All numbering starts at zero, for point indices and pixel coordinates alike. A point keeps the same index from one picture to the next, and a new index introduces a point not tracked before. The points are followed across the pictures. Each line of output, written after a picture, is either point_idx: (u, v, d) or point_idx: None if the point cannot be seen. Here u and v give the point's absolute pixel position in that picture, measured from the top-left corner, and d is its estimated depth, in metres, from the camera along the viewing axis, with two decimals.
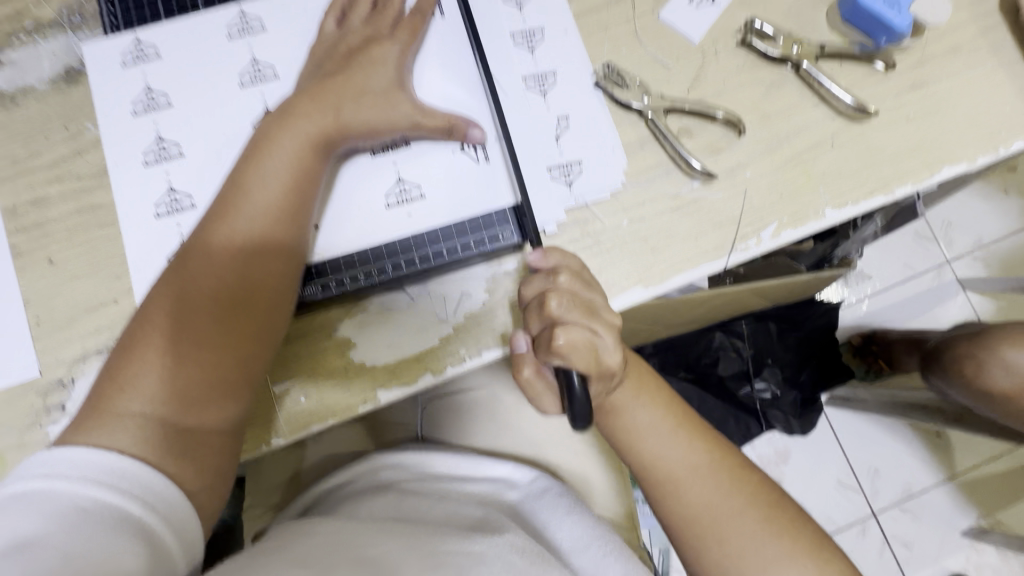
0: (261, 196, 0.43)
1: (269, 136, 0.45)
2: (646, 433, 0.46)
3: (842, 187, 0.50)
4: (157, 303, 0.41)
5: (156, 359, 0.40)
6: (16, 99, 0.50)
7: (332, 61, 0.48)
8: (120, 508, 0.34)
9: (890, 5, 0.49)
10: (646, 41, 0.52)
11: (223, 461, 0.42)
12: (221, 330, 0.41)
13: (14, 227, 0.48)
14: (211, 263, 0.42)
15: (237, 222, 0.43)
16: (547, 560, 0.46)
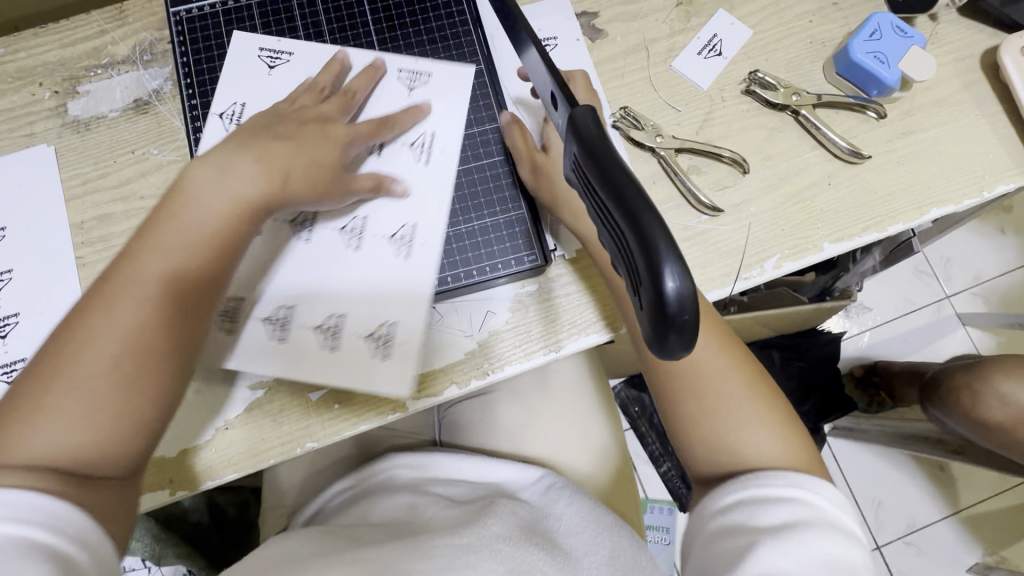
0: (188, 233, 0.43)
1: (190, 173, 0.45)
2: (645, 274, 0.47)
3: (839, 223, 0.55)
4: (72, 335, 0.38)
5: (55, 397, 0.37)
6: (89, 125, 0.55)
7: (283, 124, 0.50)
8: (22, 536, 0.32)
9: (880, 62, 0.54)
10: (659, 87, 0.57)
11: (120, 499, 0.39)
12: (131, 365, 0.38)
13: (80, 240, 0.53)
14: (121, 298, 0.39)
15: (154, 259, 0.41)
16: (535, 543, 0.49)
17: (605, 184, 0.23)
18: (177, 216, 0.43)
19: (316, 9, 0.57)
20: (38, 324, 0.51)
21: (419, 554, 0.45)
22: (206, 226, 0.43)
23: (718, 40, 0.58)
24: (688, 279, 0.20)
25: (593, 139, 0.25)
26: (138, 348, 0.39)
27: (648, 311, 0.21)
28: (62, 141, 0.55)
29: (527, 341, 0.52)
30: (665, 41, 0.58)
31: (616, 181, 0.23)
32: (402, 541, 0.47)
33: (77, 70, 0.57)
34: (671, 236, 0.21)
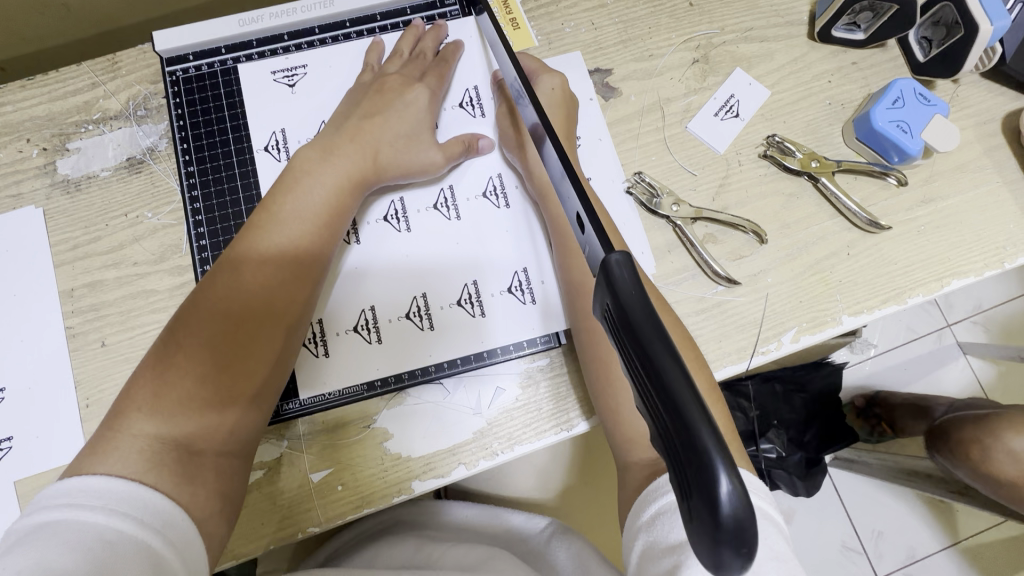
0: (292, 224, 0.45)
1: (306, 165, 0.47)
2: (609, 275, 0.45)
3: (858, 294, 0.53)
4: (184, 321, 0.41)
5: (178, 376, 0.40)
6: (80, 186, 0.53)
7: (368, 100, 0.51)
8: (142, 542, 0.33)
9: (903, 131, 0.52)
10: (674, 150, 0.55)
11: (231, 489, 0.41)
12: (237, 354, 0.41)
13: (69, 309, 0.51)
14: (237, 282, 0.43)
15: (267, 248, 0.44)
16: None
17: (653, 368, 0.21)
18: (283, 203, 0.45)
19: (312, 27, 0.55)
20: (25, 399, 0.49)
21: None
22: (313, 215, 0.46)
23: (735, 101, 0.56)
24: (742, 484, 0.19)
25: (630, 302, 0.23)
26: (235, 340, 0.41)
27: (697, 511, 0.19)
28: (51, 202, 0.52)
29: (538, 420, 0.50)
30: (681, 101, 0.56)
31: (658, 369, 0.21)
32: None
33: (67, 126, 0.54)
34: (719, 435, 0.20)
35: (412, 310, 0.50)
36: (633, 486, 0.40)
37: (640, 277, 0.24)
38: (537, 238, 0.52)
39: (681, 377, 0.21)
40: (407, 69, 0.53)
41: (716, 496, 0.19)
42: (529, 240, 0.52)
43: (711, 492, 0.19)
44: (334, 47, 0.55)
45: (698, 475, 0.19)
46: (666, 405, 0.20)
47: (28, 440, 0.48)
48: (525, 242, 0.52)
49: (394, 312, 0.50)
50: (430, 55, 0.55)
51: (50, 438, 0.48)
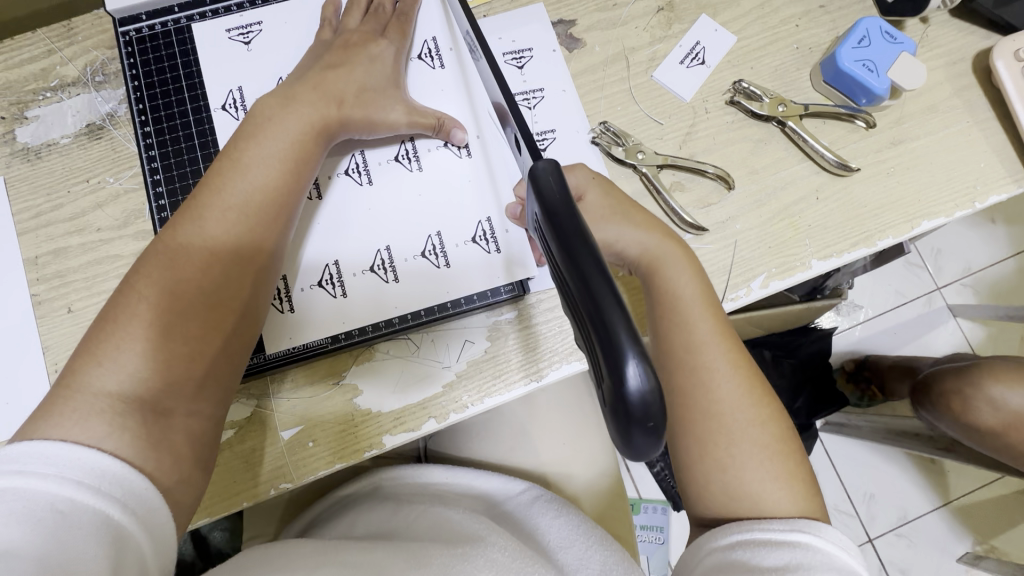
0: (253, 176, 0.44)
1: (264, 118, 0.46)
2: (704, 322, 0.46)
3: (827, 239, 0.53)
4: (144, 276, 0.40)
5: (140, 330, 0.39)
6: (40, 153, 0.52)
7: (330, 56, 0.50)
8: (99, 513, 0.33)
9: (869, 70, 0.52)
10: (640, 99, 0.55)
11: (199, 449, 0.41)
12: (202, 308, 0.41)
13: (34, 277, 0.50)
14: (201, 237, 0.42)
15: (228, 201, 0.43)
16: (530, 557, 0.49)
17: (577, 270, 0.22)
18: (243, 156, 0.44)
19: None
20: None
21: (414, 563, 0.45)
22: (275, 166, 0.45)
23: (701, 48, 0.56)
24: (651, 373, 0.20)
25: (556, 208, 0.24)
26: (202, 295, 0.41)
27: (612, 400, 0.21)
28: (12, 171, 0.52)
29: (507, 372, 0.50)
30: (646, 50, 0.56)
31: (580, 268, 0.22)
32: (393, 551, 0.47)
33: (25, 94, 0.53)
34: (633, 327, 0.21)
35: (376, 264, 0.50)
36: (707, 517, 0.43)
37: (565, 185, 0.25)
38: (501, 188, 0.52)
39: (599, 273, 0.22)
40: (367, 23, 0.52)
41: (626, 383, 0.20)
42: (493, 189, 0.51)
43: (622, 379, 0.20)
44: (291, 3, 0.54)
45: (612, 364, 0.20)
46: (585, 300, 0.22)
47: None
48: (489, 190, 0.51)
49: (359, 266, 0.50)
50: (389, 8, 0.54)
51: (20, 404, 0.48)
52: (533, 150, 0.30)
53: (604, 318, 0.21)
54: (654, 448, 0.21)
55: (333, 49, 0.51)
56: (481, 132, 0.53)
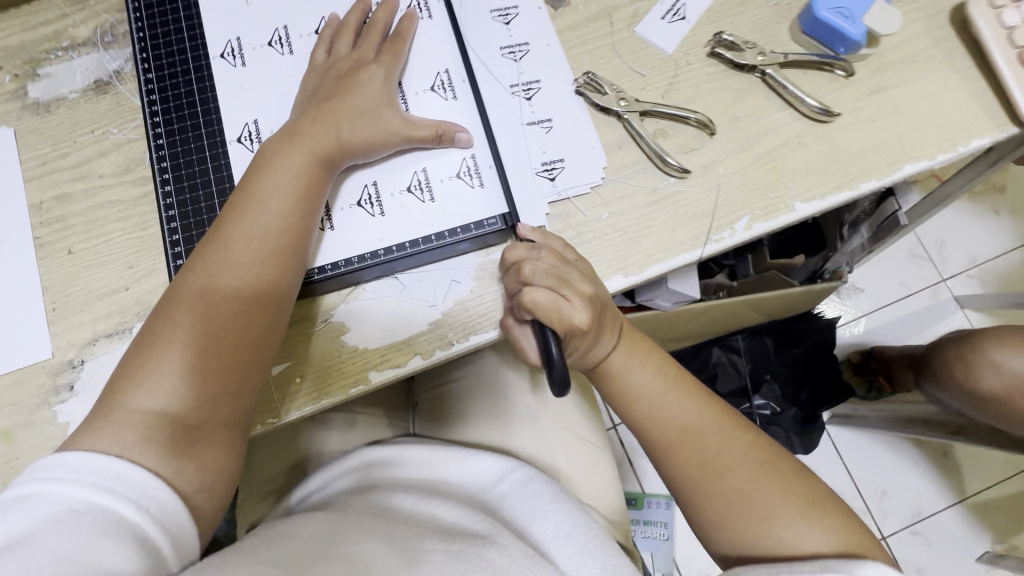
0: (268, 205, 0.46)
1: (275, 153, 0.48)
2: (660, 403, 0.48)
3: (810, 181, 0.53)
4: (172, 302, 0.43)
5: (171, 346, 0.42)
6: (49, 107, 0.55)
7: (328, 85, 0.51)
8: (118, 513, 0.36)
9: (845, 16, 0.53)
10: (623, 53, 0.56)
11: (223, 461, 0.43)
12: (229, 328, 0.43)
13: (38, 221, 0.52)
14: (221, 264, 0.44)
15: (248, 229, 0.45)
16: (530, 556, 0.47)
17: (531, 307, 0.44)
18: (260, 182, 0.46)
19: None
20: None
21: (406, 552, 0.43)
22: (290, 186, 0.46)
23: (681, 5, 0.57)
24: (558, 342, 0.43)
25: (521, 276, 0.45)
26: (224, 322, 0.43)
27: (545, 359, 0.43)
28: (22, 123, 0.55)
29: (493, 308, 0.50)
30: (628, 7, 0.58)
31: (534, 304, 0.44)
32: (384, 536, 0.44)
33: (38, 53, 0.57)
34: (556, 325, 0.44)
35: (363, 199, 0.51)
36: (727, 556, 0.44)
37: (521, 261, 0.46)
38: (486, 128, 0.53)
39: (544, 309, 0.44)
40: (370, 46, 0.53)
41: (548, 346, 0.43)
42: (478, 131, 0.53)
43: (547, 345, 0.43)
44: None
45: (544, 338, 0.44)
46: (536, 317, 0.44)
47: None
48: (474, 136, 0.52)
49: (346, 201, 0.51)
50: None
51: (17, 340, 0.50)
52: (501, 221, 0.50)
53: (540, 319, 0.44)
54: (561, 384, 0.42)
55: (339, 77, 0.51)
56: (465, 76, 0.54)
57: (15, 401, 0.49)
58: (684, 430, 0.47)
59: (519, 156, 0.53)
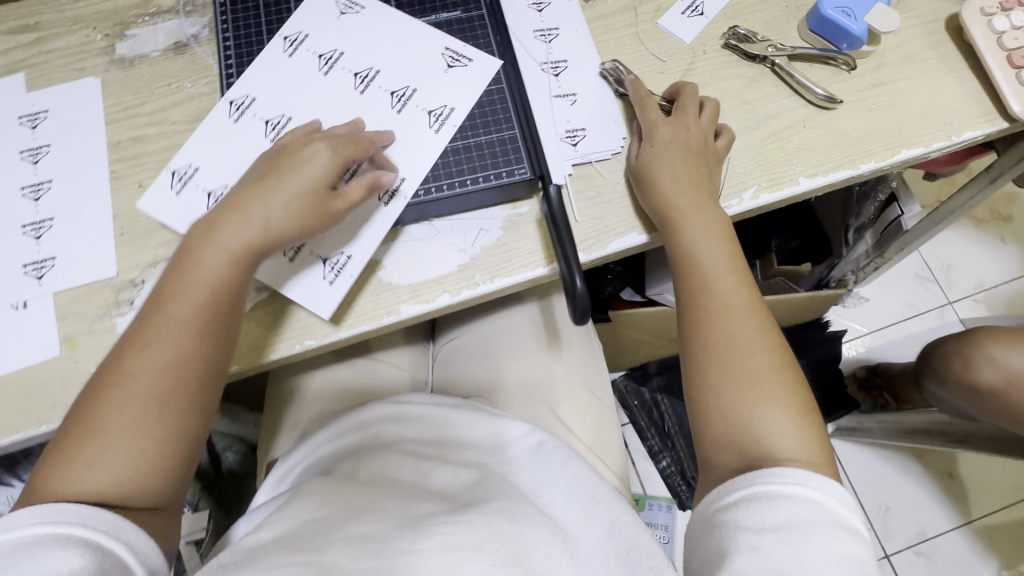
0: (191, 290, 0.48)
1: (191, 246, 0.49)
2: (718, 275, 0.52)
3: (814, 160, 0.58)
4: (96, 392, 0.45)
5: (99, 440, 0.43)
6: (133, 63, 0.62)
7: (267, 166, 0.52)
8: (63, 535, 0.39)
9: (847, 14, 0.59)
10: (646, 41, 0.63)
11: (167, 517, 0.45)
12: (161, 407, 0.45)
13: (114, 157, 0.59)
14: (143, 353, 0.45)
15: (167, 321, 0.47)
16: (535, 522, 0.48)
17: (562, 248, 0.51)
18: (180, 284, 0.48)
19: None
20: (70, 227, 0.56)
21: (416, 525, 0.44)
22: (198, 296, 0.48)
23: (700, 2, 0.64)
24: (584, 282, 0.49)
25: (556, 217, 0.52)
26: (155, 398, 0.45)
27: (568, 295, 0.49)
28: (108, 74, 0.62)
29: (518, 255, 0.55)
30: (652, 3, 0.64)
31: (564, 248, 0.51)
32: (394, 514, 0.46)
33: (127, 17, 0.64)
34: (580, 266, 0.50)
35: (407, 144, 0.56)
36: (726, 422, 0.48)
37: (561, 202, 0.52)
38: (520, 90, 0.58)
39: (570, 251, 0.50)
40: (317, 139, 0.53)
41: (575, 284, 0.49)
42: (512, 93, 0.58)
43: (573, 282, 0.49)
44: None
45: (568, 277, 0.50)
46: (563, 258, 0.50)
47: (68, 259, 0.55)
48: (506, 102, 0.58)
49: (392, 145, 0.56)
50: None
51: (87, 259, 0.55)
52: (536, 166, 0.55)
53: (567, 259, 0.50)
54: (581, 316, 0.48)
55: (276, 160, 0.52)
56: (502, 46, 0.60)
57: (79, 311, 0.54)
58: (725, 308, 0.51)
59: (546, 123, 0.59)
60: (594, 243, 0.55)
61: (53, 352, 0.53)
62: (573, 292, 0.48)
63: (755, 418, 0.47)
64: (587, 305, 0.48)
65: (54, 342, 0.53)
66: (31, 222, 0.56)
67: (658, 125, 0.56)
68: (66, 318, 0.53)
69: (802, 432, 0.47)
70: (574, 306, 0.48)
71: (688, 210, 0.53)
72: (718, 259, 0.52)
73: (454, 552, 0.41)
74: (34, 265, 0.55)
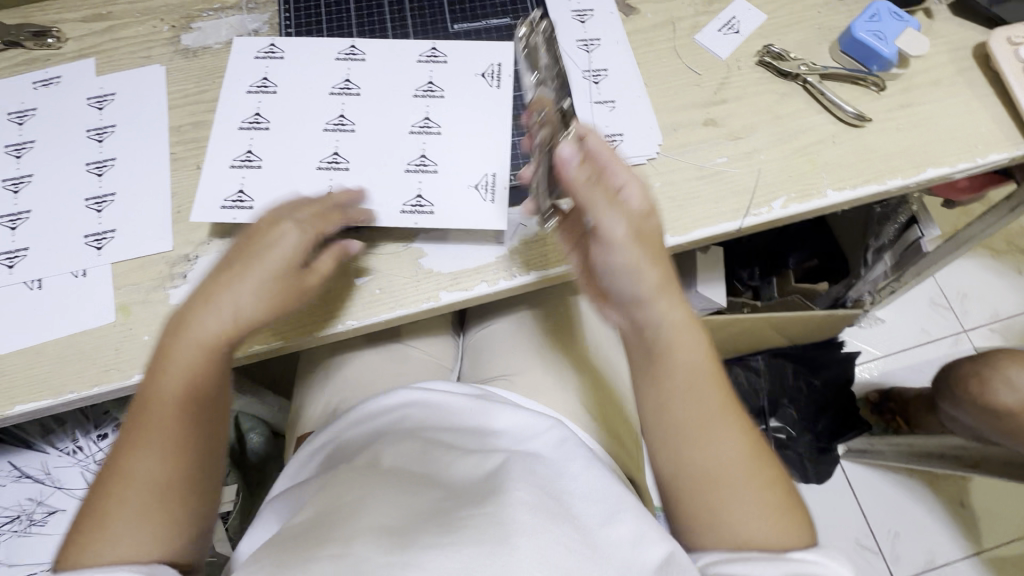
0: (174, 383, 0.47)
1: (168, 336, 0.48)
2: (699, 424, 0.47)
3: (842, 174, 0.60)
4: (107, 482, 0.45)
5: (119, 522, 0.43)
6: (197, 53, 0.66)
7: (233, 255, 0.51)
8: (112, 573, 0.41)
9: (880, 38, 0.62)
10: (683, 54, 0.65)
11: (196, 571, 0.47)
12: (173, 493, 0.45)
13: (175, 140, 0.62)
14: (143, 445, 0.45)
15: (161, 413, 0.46)
16: (560, 514, 0.44)
17: None
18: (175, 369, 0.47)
19: None
20: (130, 203, 0.59)
21: (437, 523, 0.42)
22: (187, 394, 0.47)
23: (736, 21, 0.67)
24: None
25: None
26: (168, 486, 0.45)
27: None
28: (173, 63, 0.65)
29: (554, 249, 0.58)
30: (690, 20, 0.67)
31: None
32: (414, 508, 0.45)
33: (193, 11, 0.68)
34: None
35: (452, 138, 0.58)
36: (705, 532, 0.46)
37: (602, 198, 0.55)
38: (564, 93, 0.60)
39: None
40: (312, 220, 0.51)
41: None
42: (556, 95, 0.60)
43: None
44: None
45: None
46: None
47: (127, 232, 0.58)
48: (549, 105, 0.60)
49: (436, 142, 0.58)
50: None
51: (144, 233, 0.58)
52: None
53: None
54: None
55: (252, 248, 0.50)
56: (548, 50, 0.62)
57: (134, 282, 0.56)
58: (703, 422, 0.47)
59: (586, 127, 0.61)
60: None
61: (108, 320, 0.55)
62: None
63: (732, 521, 0.45)
64: None
65: (109, 310, 0.55)
66: (93, 196, 0.60)
67: (659, 297, 0.48)
68: (122, 288, 0.56)
69: (779, 525, 0.46)
70: (613, 302, 0.52)
71: (676, 316, 0.48)
72: (695, 354, 0.49)
73: (479, 545, 0.40)
74: (95, 236, 0.58)
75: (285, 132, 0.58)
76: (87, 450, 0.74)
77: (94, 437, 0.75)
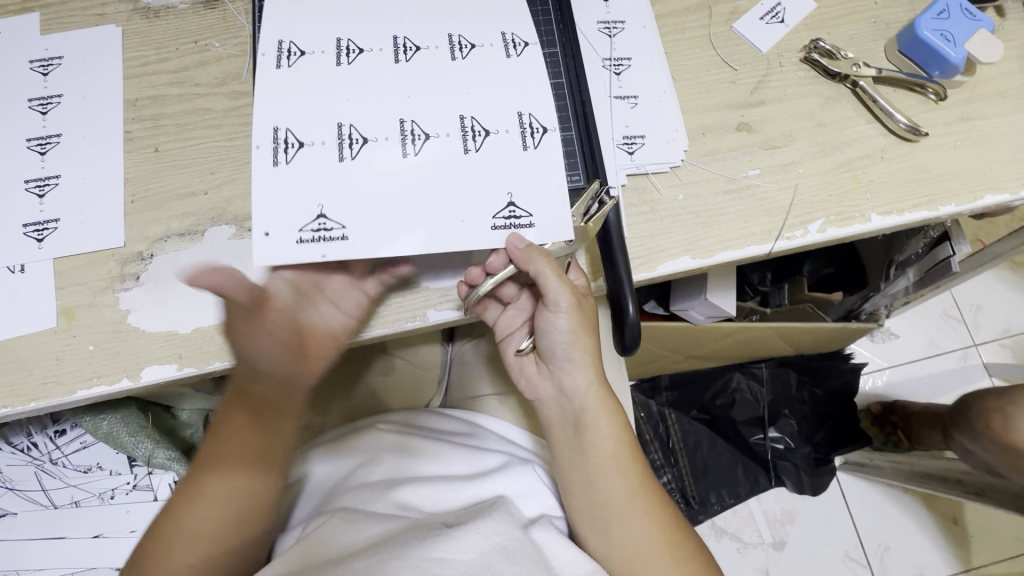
0: (243, 403, 0.48)
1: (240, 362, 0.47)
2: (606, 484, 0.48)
3: (888, 196, 0.53)
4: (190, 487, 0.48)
5: (189, 521, 0.47)
6: (159, 14, 0.57)
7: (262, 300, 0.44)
8: None
9: (946, 40, 0.54)
10: (718, 45, 0.57)
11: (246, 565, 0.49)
12: (239, 503, 0.47)
13: (131, 116, 0.54)
14: (227, 453, 0.48)
15: (244, 430, 0.49)
16: (542, 565, 0.41)
17: (609, 262, 0.47)
18: (229, 433, 0.48)
19: None
20: (77, 188, 0.52)
21: (409, 559, 0.38)
22: (235, 453, 0.48)
23: (781, 8, 0.58)
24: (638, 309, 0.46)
25: (605, 225, 0.47)
26: (236, 496, 0.48)
27: (616, 322, 0.46)
28: (131, 24, 0.56)
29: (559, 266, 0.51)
30: (728, 3, 0.58)
31: (614, 261, 0.46)
32: (391, 545, 0.40)
33: None
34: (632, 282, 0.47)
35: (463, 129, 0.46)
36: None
37: (615, 207, 0.48)
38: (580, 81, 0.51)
39: (619, 263, 0.46)
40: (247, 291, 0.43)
41: (626, 310, 0.45)
42: (571, 83, 0.52)
43: (625, 308, 0.45)
44: None
45: (617, 301, 0.46)
46: (612, 276, 0.46)
47: (72, 223, 0.51)
48: (562, 99, 0.52)
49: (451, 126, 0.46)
50: None
51: (92, 225, 0.51)
52: (589, 173, 0.49)
53: (616, 277, 0.46)
54: (630, 345, 0.46)
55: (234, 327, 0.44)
56: (564, 24, 0.53)
57: (79, 282, 0.49)
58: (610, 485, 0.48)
59: (602, 125, 0.54)
60: (639, 266, 0.51)
61: (49, 323, 0.49)
62: (622, 315, 0.46)
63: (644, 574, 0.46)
64: (637, 329, 0.46)
65: (49, 313, 0.49)
66: (35, 178, 0.52)
67: (574, 381, 0.50)
68: (65, 287, 0.49)
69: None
70: (622, 327, 0.46)
71: (581, 388, 0.50)
72: (599, 426, 0.49)
73: None
74: (35, 226, 0.51)
75: (306, 75, 0.47)
76: (42, 447, 0.64)
77: (50, 433, 0.64)
